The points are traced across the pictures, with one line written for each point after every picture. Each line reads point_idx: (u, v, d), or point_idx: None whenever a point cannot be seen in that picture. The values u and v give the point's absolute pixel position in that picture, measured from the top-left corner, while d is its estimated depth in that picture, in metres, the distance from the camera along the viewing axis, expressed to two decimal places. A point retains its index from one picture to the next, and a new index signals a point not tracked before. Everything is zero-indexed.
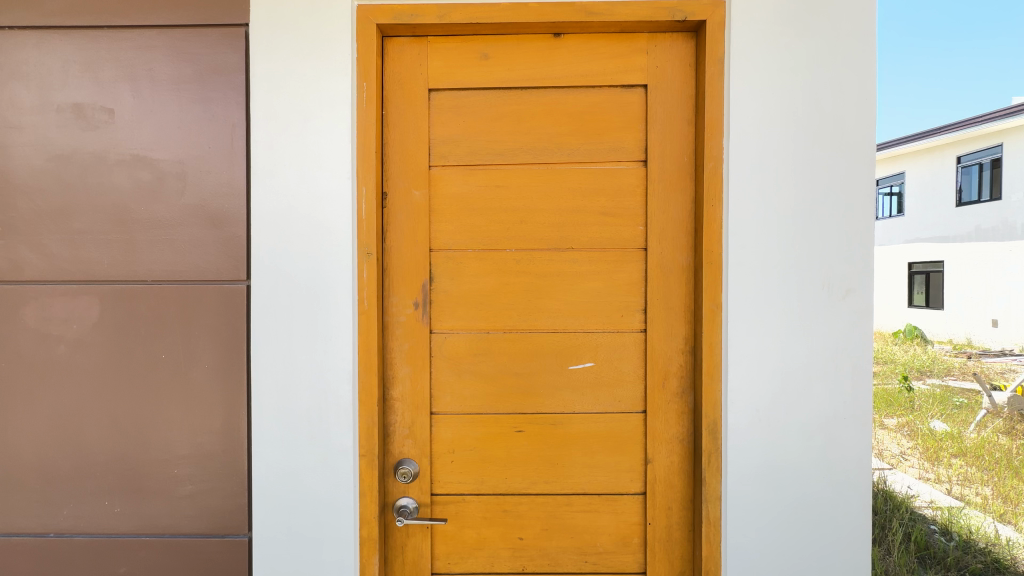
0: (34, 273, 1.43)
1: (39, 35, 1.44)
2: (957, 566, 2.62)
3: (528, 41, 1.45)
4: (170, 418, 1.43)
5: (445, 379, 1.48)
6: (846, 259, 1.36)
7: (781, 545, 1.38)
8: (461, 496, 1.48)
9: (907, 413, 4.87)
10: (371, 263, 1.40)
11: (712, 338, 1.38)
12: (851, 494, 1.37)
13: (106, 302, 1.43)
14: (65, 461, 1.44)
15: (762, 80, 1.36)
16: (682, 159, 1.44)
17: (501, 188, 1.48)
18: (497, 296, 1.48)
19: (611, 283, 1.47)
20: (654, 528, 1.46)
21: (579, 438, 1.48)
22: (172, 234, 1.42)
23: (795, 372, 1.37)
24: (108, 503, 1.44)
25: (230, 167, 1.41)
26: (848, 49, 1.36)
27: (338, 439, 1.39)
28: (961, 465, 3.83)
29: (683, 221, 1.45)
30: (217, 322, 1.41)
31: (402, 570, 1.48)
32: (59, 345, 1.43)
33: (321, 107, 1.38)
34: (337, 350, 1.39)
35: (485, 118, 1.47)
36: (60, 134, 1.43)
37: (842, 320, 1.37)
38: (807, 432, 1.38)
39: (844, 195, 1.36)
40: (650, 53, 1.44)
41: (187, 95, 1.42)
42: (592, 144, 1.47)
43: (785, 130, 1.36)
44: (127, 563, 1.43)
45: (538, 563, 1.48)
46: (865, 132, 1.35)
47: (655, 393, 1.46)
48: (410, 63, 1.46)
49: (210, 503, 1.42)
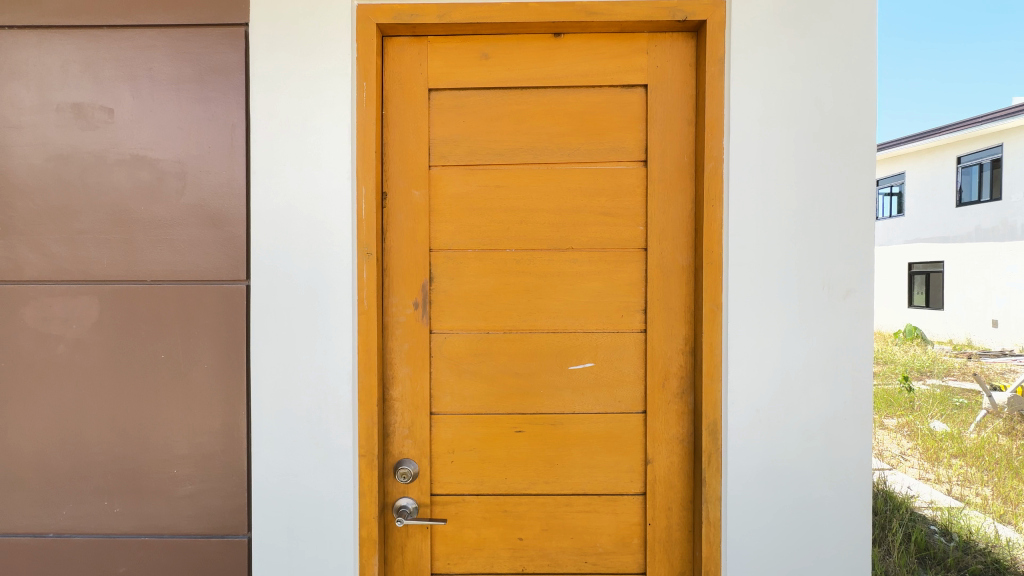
0: (34, 273, 1.43)
1: (38, 35, 1.44)
2: (957, 567, 2.63)
3: (528, 41, 1.45)
4: (169, 418, 1.43)
5: (445, 379, 1.48)
6: (846, 260, 1.36)
7: (782, 545, 1.38)
8: (461, 497, 1.48)
9: (907, 413, 4.87)
10: (371, 263, 1.40)
11: (712, 338, 1.38)
12: (851, 494, 1.37)
13: (106, 302, 1.42)
14: (65, 461, 1.44)
15: (762, 80, 1.36)
16: (682, 159, 1.44)
17: (501, 188, 1.47)
18: (496, 296, 1.48)
19: (611, 283, 1.47)
20: (654, 528, 1.46)
21: (578, 438, 1.47)
22: (171, 234, 1.42)
23: (795, 372, 1.37)
24: (107, 503, 1.43)
25: (230, 167, 1.41)
26: (848, 48, 1.35)
27: (337, 440, 1.39)
28: (961, 465, 3.84)
29: (683, 222, 1.45)
30: (216, 322, 1.41)
31: (402, 570, 1.48)
32: (58, 345, 1.42)
33: (321, 107, 1.38)
34: (337, 350, 1.39)
35: (485, 118, 1.47)
36: (59, 134, 1.43)
37: (842, 321, 1.37)
38: (807, 432, 1.37)
39: (845, 195, 1.36)
40: (651, 53, 1.44)
41: (186, 94, 1.42)
42: (592, 144, 1.47)
43: (785, 130, 1.36)
44: (126, 563, 1.43)
45: (538, 563, 1.48)
46: (865, 132, 1.35)
47: (655, 393, 1.46)
48: (410, 62, 1.46)
49: (210, 504, 1.42)
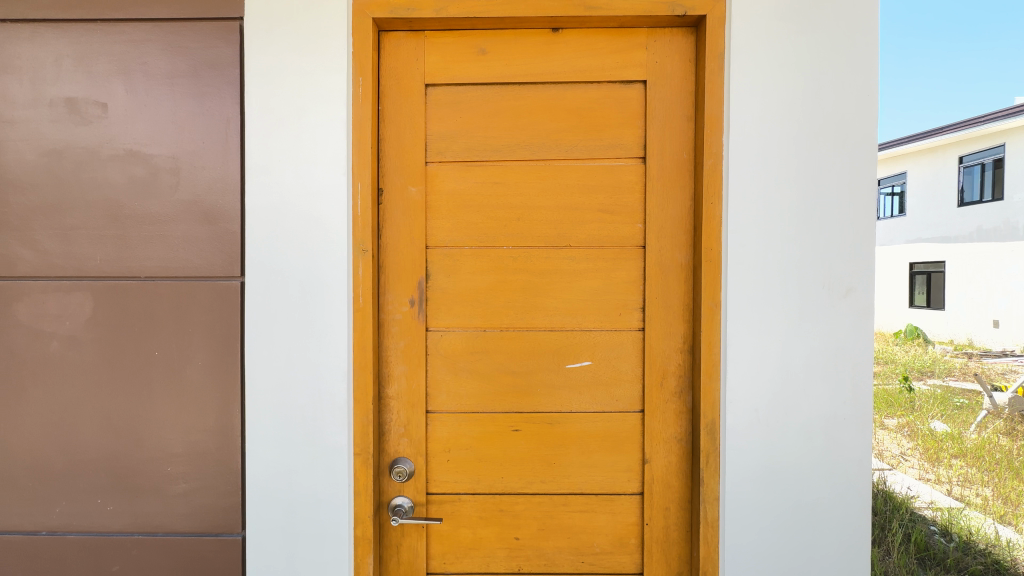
0: (27, 269, 1.42)
1: (32, 29, 1.42)
2: (957, 567, 2.61)
3: (527, 36, 1.44)
4: (163, 415, 1.42)
5: (440, 377, 1.47)
6: (846, 258, 1.35)
7: (780, 546, 1.36)
8: (457, 496, 1.47)
9: (907, 413, 4.86)
10: (366, 260, 1.38)
11: (711, 337, 1.37)
12: (850, 495, 1.36)
13: (100, 298, 1.41)
14: (58, 459, 1.43)
15: (762, 76, 1.34)
16: (682, 156, 1.43)
17: (499, 185, 1.46)
18: (493, 294, 1.47)
19: (609, 281, 1.46)
20: (652, 529, 1.45)
21: (576, 438, 1.46)
22: (166, 230, 1.40)
23: (794, 371, 1.36)
24: (101, 501, 1.42)
25: (225, 163, 1.39)
26: (850, 45, 1.34)
27: (332, 438, 1.38)
28: (962, 466, 3.82)
29: (681, 220, 1.43)
30: (211, 319, 1.40)
31: (397, 569, 1.46)
32: (52, 342, 1.41)
33: (317, 102, 1.37)
34: (331, 348, 1.38)
35: (483, 114, 1.45)
36: (53, 129, 1.42)
37: (842, 319, 1.35)
38: (806, 433, 1.36)
39: (845, 193, 1.34)
40: (650, 49, 1.42)
41: (181, 89, 1.41)
42: (591, 140, 1.45)
43: (785, 127, 1.34)
44: (120, 561, 1.42)
45: (535, 563, 1.47)
46: (866, 129, 1.34)
47: (653, 392, 1.44)
48: (407, 57, 1.44)
49: (204, 503, 1.41)
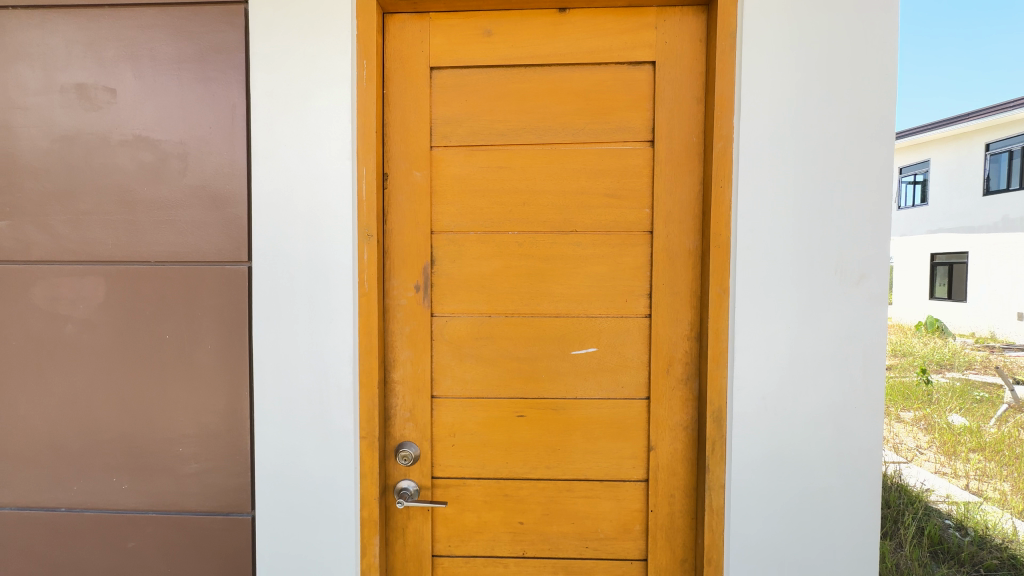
0: (41, 253, 1.44)
1: (42, 15, 1.44)
2: (971, 561, 2.58)
3: (532, 17, 1.41)
4: (174, 398, 1.44)
5: (445, 361, 1.47)
6: (860, 243, 1.31)
7: (786, 534, 1.35)
8: (462, 480, 1.48)
9: (924, 407, 4.74)
10: (371, 245, 1.39)
11: (719, 323, 1.35)
12: (859, 484, 1.34)
13: (111, 283, 1.44)
14: (74, 439, 1.46)
15: (774, 54, 1.30)
16: (690, 139, 1.40)
17: (505, 169, 1.45)
18: (499, 280, 1.46)
19: (615, 266, 1.44)
20: (655, 515, 1.44)
21: (580, 425, 1.46)
22: (175, 215, 1.42)
23: (804, 358, 1.33)
24: (116, 479, 1.46)
25: (231, 148, 1.40)
26: (866, 22, 1.30)
27: (338, 421, 1.39)
28: (979, 460, 3.76)
29: (690, 204, 1.41)
30: (219, 303, 1.42)
31: (402, 552, 1.48)
32: (67, 325, 1.44)
33: (321, 87, 1.36)
34: (336, 332, 1.38)
35: (489, 97, 1.44)
36: (64, 115, 1.43)
37: (854, 307, 1.32)
38: (815, 421, 1.34)
39: (859, 178, 1.31)
40: (660, 28, 1.39)
41: (187, 74, 1.41)
42: (598, 124, 1.43)
43: (797, 107, 1.31)
44: (134, 539, 1.46)
45: (539, 548, 1.47)
46: (882, 110, 1.30)
47: (660, 379, 1.43)
48: (412, 39, 1.43)
49: (214, 482, 1.44)
